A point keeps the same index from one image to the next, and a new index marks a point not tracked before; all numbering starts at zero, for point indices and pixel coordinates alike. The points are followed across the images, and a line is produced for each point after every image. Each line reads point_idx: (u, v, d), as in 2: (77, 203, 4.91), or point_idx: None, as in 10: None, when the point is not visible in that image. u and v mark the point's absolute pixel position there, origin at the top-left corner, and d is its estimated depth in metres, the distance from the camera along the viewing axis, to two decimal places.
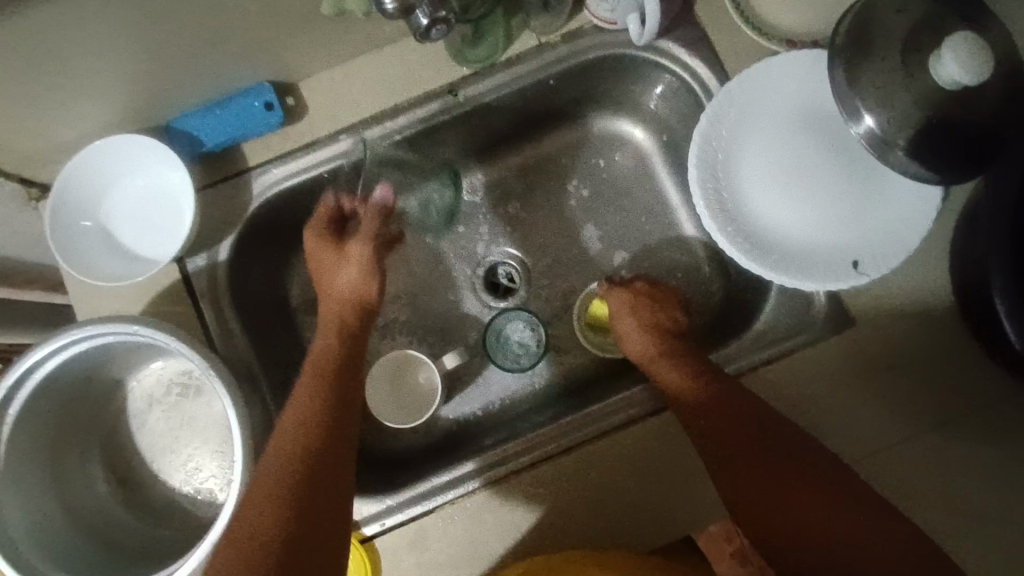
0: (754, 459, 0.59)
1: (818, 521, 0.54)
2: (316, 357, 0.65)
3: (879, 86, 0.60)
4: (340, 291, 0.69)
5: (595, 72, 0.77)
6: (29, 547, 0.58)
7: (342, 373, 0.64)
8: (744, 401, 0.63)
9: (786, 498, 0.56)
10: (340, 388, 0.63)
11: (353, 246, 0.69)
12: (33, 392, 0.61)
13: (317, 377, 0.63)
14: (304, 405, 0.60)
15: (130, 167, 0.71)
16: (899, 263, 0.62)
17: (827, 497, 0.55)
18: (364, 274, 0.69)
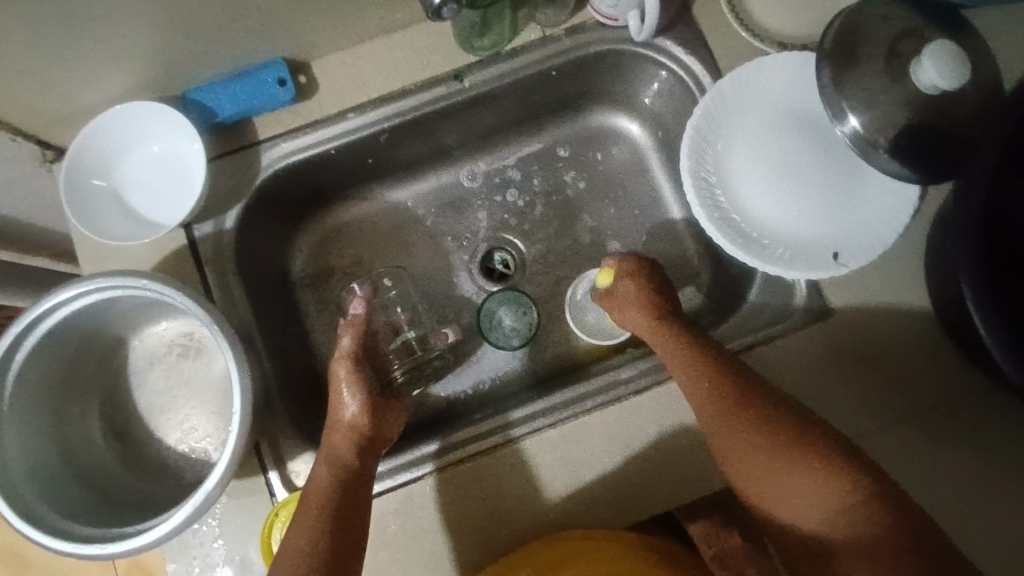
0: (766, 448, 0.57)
1: (812, 495, 0.54)
2: (312, 487, 0.63)
3: (864, 86, 0.63)
4: (340, 425, 0.67)
5: (595, 67, 0.81)
6: (30, 489, 0.60)
7: (345, 498, 0.62)
8: (746, 378, 0.62)
9: (788, 471, 0.56)
10: (344, 507, 0.61)
11: (339, 365, 0.70)
12: (39, 342, 0.63)
13: (315, 504, 0.61)
14: (303, 536, 0.59)
15: (148, 135, 0.74)
16: (876, 256, 0.66)
17: (812, 463, 0.55)
18: (355, 398, 0.68)
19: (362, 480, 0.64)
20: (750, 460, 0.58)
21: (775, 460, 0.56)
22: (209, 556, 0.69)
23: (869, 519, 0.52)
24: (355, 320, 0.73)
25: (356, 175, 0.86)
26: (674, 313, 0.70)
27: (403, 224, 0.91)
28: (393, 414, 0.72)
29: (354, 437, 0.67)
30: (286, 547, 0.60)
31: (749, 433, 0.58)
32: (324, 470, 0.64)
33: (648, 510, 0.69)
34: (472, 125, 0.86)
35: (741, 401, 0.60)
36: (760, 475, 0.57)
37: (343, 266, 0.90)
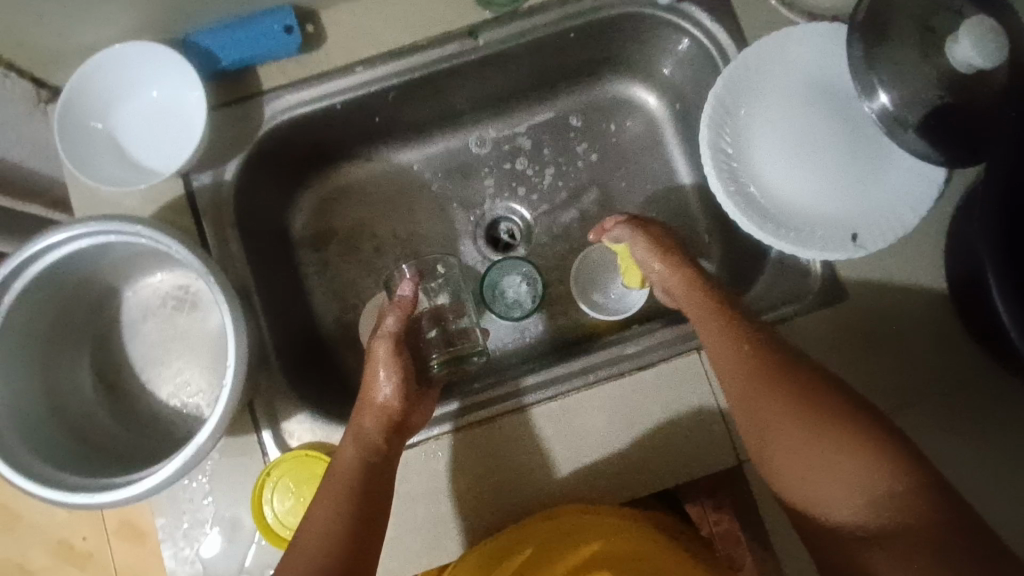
0: (800, 425, 0.53)
1: (854, 481, 0.50)
2: (338, 466, 0.61)
3: (895, 61, 0.61)
4: (371, 406, 0.64)
5: (615, 30, 0.78)
6: (15, 435, 0.59)
7: (371, 481, 0.60)
8: (788, 353, 0.57)
9: (824, 453, 0.51)
10: (367, 491, 0.60)
11: (379, 344, 0.67)
12: (29, 285, 0.61)
13: (338, 484, 0.59)
14: (326, 517, 0.58)
15: (148, 79, 0.71)
16: (896, 239, 0.64)
17: (850, 445, 0.51)
18: (391, 382, 0.65)
19: (387, 466, 0.62)
20: (787, 434, 0.53)
21: (816, 437, 0.52)
22: (198, 513, 0.68)
23: (905, 504, 0.48)
24: (404, 302, 0.69)
25: (361, 133, 0.84)
26: (701, 272, 0.66)
27: (408, 188, 0.89)
28: (424, 405, 0.69)
29: (383, 421, 0.64)
30: (307, 526, 0.58)
31: (790, 405, 0.54)
32: (351, 450, 0.61)
33: (644, 487, 0.68)
34: (484, 88, 0.83)
35: (782, 371, 0.56)
36: (795, 452, 0.53)
37: (346, 227, 0.87)
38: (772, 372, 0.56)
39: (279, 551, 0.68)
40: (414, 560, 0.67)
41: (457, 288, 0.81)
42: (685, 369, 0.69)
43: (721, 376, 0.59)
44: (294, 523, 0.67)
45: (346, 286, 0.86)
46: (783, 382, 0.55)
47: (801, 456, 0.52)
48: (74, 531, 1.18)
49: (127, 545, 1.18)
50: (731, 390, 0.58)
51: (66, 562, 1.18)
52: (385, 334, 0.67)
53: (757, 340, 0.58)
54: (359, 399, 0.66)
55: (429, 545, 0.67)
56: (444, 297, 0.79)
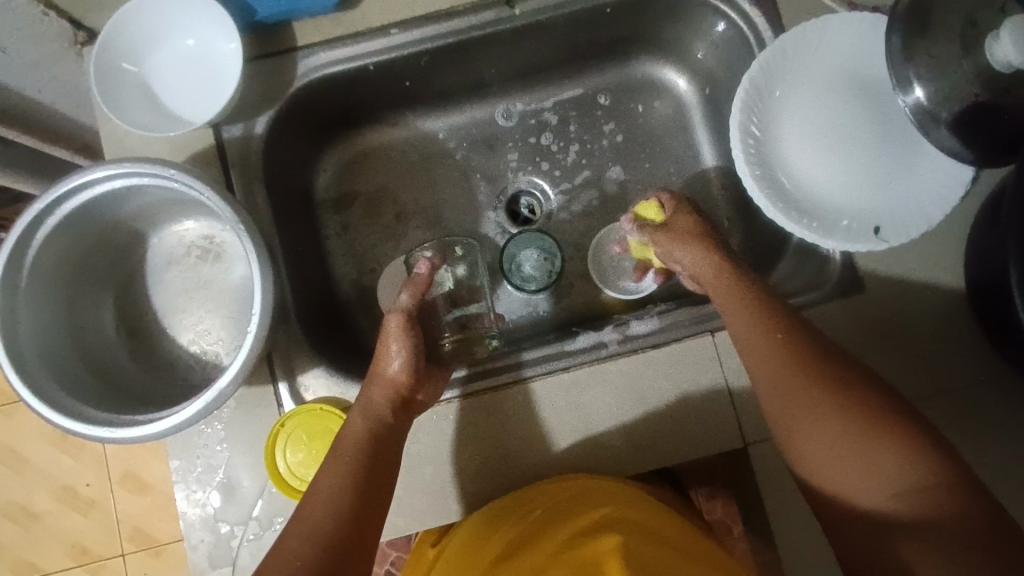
0: (823, 414, 0.53)
1: (880, 469, 0.50)
2: (344, 437, 0.61)
3: (934, 55, 0.60)
4: (381, 379, 0.64)
5: (652, 8, 0.78)
6: (41, 368, 0.60)
7: (377, 454, 0.60)
8: (813, 341, 0.58)
9: (847, 444, 0.52)
10: (374, 464, 0.60)
11: (392, 318, 0.67)
12: (62, 221, 0.62)
13: (347, 454, 0.59)
14: (332, 486, 0.57)
15: (186, 27, 0.71)
16: (921, 233, 0.64)
17: (874, 434, 0.51)
18: (401, 355, 0.65)
19: (394, 440, 0.62)
20: (813, 419, 0.54)
21: (836, 420, 0.53)
22: (212, 459, 0.70)
23: (925, 497, 0.48)
24: (420, 278, 0.69)
25: (390, 97, 0.84)
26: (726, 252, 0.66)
27: (433, 156, 0.89)
28: (435, 382, 0.68)
29: (392, 394, 0.64)
30: (312, 494, 0.57)
31: (818, 392, 0.54)
32: (359, 421, 0.62)
33: (646, 463, 0.69)
34: (516, 59, 0.83)
35: (811, 359, 0.56)
36: (821, 439, 0.53)
37: (368, 191, 0.88)
38: (801, 359, 0.56)
39: (288, 501, 0.69)
40: (419, 518, 0.68)
41: (473, 263, 0.83)
42: (698, 349, 0.70)
43: (748, 359, 0.59)
44: (304, 475, 0.68)
45: (365, 249, 0.87)
46: (813, 369, 0.55)
47: (829, 447, 0.52)
48: (78, 478, 1.21)
49: (130, 495, 1.21)
50: (758, 376, 0.58)
51: (70, 508, 1.20)
52: (399, 309, 0.67)
53: (787, 327, 0.59)
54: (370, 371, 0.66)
55: (435, 504, 0.68)
56: (460, 274, 0.80)
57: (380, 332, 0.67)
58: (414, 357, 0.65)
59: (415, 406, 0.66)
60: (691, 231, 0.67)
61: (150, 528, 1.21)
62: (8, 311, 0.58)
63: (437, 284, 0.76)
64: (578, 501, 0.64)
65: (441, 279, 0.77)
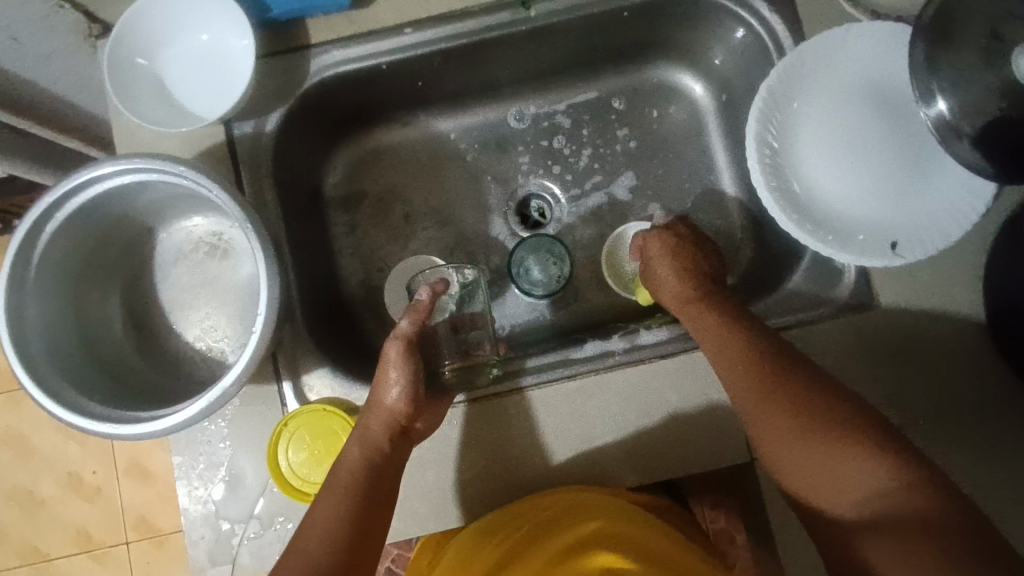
0: (799, 428, 0.54)
1: (852, 477, 0.51)
2: (340, 467, 0.61)
3: (958, 67, 0.59)
4: (380, 407, 0.63)
5: (670, 12, 0.76)
6: (47, 361, 0.60)
7: (374, 484, 0.60)
8: (790, 355, 0.59)
9: (821, 457, 0.52)
10: (371, 493, 0.60)
11: (391, 345, 0.65)
12: (71, 215, 0.62)
13: (343, 484, 0.60)
14: (328, 518, 0.57)
15: (199, 23, 0.71)
16: (938, 250, 0.62)
17: (847, 444, 0.52)
18: (400, 383, 0.63)
19: (392, 470, 0.62)
20: (787, 432, 0.54)
21: (810, 433, 0.53)
22: (214, 456, 0.70)
23: (898, 500, 0.49)
24: (421, 305, 0.69)
25: (402, 97, 0.83)
26: (714, 288, 0.67)
27: (444, 157, 0.89)
28: (435, 410, 0.67)
29: (390, 424, 0.62)
30: (307, 525, 0.58)
31: (790, 403, 0.55)
32: (356, 451, 0.61)
33: (651, 475, 0.68)
34: (529, 62, 0.82)
35: (783, 370, 0.57)
36: (795, 452, 0.53)
37: (378, 191, 0.88)
38: (773, 372, 0.57)
39: (289, 501, 0.69)
40: (419, 522, 0.68)
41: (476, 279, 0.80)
42: (706, 361, 0.69)
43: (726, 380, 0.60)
44: (306, 475, 0.68)
45: (374, 249, 0.86)
46: (784, 381, 0.56)
47: (805, 460, 0.53)
48: (84, 465, 1.21)
49: (135, 484, 1.22)
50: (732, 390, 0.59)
51: (75, 495, 1.21)
52: (398, 336, 0.66)
53: (760, 340, 0.59)
54: (367, 397, 0.65)
55: (436, 509, 0.68)
56: (467, 280, 0.80)
57: (379, 360, 0.66)
58: (415, 388, 0.64)
59: (413, 436, 0.65)
60: (673, 252, 0.70)
61: (153, 518, 1.22)
62: (16, 303, 0.59)
63: (438, 311, 0.74)
64: (572, 509, 0.65)
65: (444, 305, 0.75)
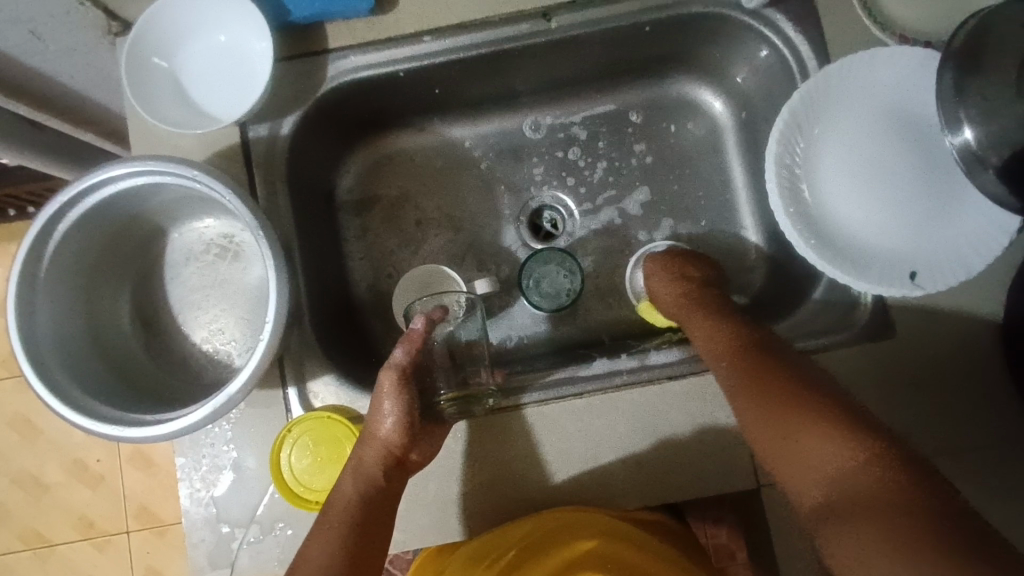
0: (779, 414, 0.54)
1: (815, 458, 0.51)
2: (336, 500, 0.62)
3: (989, 97, 0.57)
4: (374, 438, 0.63)
5: (692, 29, 0.75)
6: (56, 359, 0.60)
7: (368, 515, 0.61)
8: (785, 357, 0.59)
9: (798, 439, 0.52)
10: (367, 525, 0.61)
11: (384, 375, 0.66)
12: (84, 215, 0.62)
13: (338, 520, 0.60)
14: (323, 550, 0.59)
15: (218, 23, 0.71)
16: (959, 281, 0.61)
17: (821, 427, 0.52)
18: (393, 413, 0.64)
19: (387, 501, 0.63)
20: (758, 422, 0.56)
21: (789, 417, 0.54)
22: (218, 458, 0.69)
23: (868, 477, 0.48)
24: (414, 335, 0.68)
25: (418, 104, 0.83)
26: (720, 304, 0.68)
27: (457, 164, 0.88)
28: (432, 440, 0.67)
29: (383, 455, 0.63)
30: (303, 558, 0.59)
31: (763, 391, 0.56)
32: (349, 483, 0.62)
33: (657, 496, 0.67)
34: (548, 72, 0.81)
35: (762, 361, 0.59)
36: (767, 439, 0.55)
37: (391, 196, 0.87)
38: (751, 365, 0.59)
39: (290, 507, 0.69)
40: (420, 534, 0.67)
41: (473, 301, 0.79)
42: (715, 385, 0.68)
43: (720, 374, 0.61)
44: (308, 481, 0.68)
45: (384, 255, 0.86)
46: (758, 371, 0.58)
47: (783, 443, 0.53)
48: (88, 453, 1.22)
49: (138, 473, 1.22)
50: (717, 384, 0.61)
51: (79, 482, 1.22)
52: (392, 366, 0.66)
53: (744, 338, 0.62)
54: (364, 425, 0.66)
55: (438, 521, 0.67)
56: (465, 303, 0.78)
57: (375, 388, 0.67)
58: (407, 418, 0.64)
59: (410, 467, 0.65)
60: (676, 277, 0.73)
61: (156, 508, 1.22)
62: (27, 301, 0.59)
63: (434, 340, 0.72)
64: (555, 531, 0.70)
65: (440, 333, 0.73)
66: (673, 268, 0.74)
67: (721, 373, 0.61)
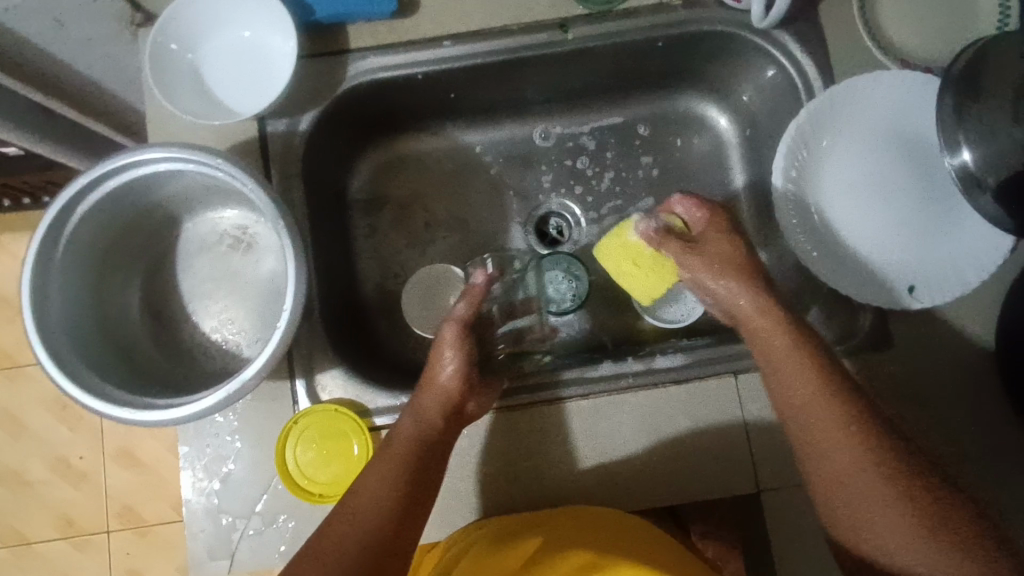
0: (872, 480, 0.53)
1: (913, 542, 0.50)
2: (395, 438, 0.62)
3: (987, 122, 0.59)
4: (435, 385, 0.64)
5: (703, 46, 0.78)
6: (67, 340, 0.60)
7: (425, 459, 0.61)
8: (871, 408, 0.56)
9: (896, 517, 0.51)
10: (423, 468, 0.60)
11: (448, 326, 0.67)
12: (103, 199, 0.62)
13: (396, 459, 0.60)
14: (380, 487, 0.58)
15: (242, 19, 0.72)
16: (956, 297, 0.64)
17: (925, 512, 0.51)
18: (454, 362, 0.65)
19: (441, 448, 0.62)
20: (849, 485, 0.54)
21: (891, 493, 0.52)
22: (221, 448, 0.69)
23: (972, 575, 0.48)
24: (475, 289, 0.69)
25: (433, 107, 0.85)
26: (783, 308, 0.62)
27: (468, 169, 0.90)
28: (487, 393, 0.67)
29: (443, 400, 0.63)
30: (354, 493, 0.58)
31: (886, 482, 0.52)
32: (409, 426, 0.62)
33: (656, 499, 0.68)
34: (561, 82, 0.84)
35: (879, 444, 0.54)
36: (884, 529, 0.52)
37: (401, 197, 0.89)
38: (870, 451, 0.54)
39: (293, 499, 0.69)
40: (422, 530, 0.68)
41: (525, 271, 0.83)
42: (718, 390, 0.69)
43: (799, 414, 0.57)
44: (312, 474, 0.68)
45: (392, 254, 0.87)
46: (879, 458, 0.53)
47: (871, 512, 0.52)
48: (73, 449, 1.20)
49: (123, 471, 1.20)
50: (819, 460, 0.56)
51: (61, 479, 1.20)
52: (455, 319, 0.67)
53: (854, 408, 0.55)
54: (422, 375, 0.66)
55: (440, 518, 0.68)
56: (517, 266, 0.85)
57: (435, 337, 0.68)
58: (467, 367, 0.65)
59: (467, 418, 0.66)
60: (729, 253, 0.67)
61: (138, 508, 1.20)
62: (42, 281, 0.59)
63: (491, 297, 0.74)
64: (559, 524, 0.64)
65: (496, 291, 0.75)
66: (723, 245, 0.67)
67: (801, 414, 0.57)
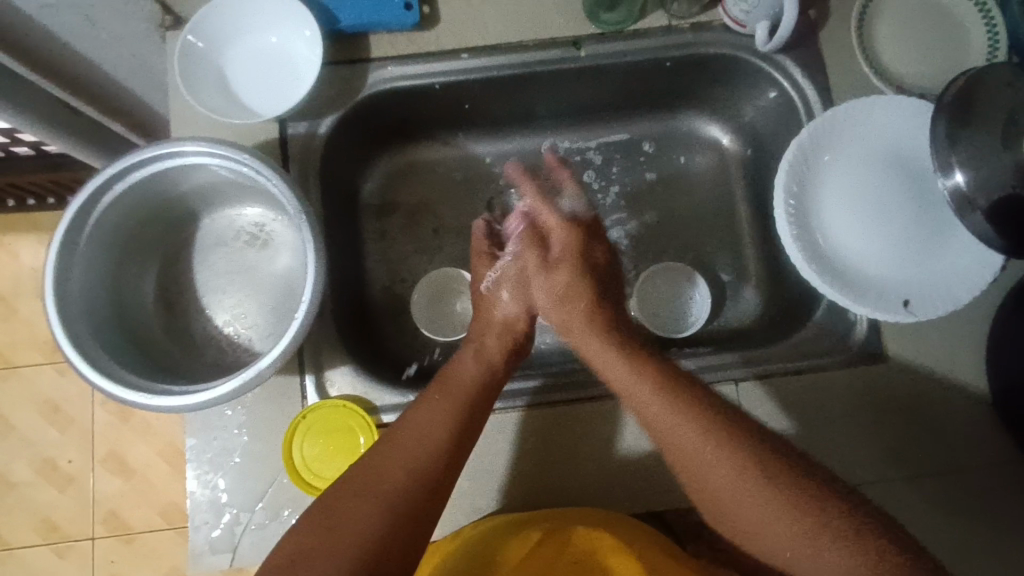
0: (724, 476, 0.55)
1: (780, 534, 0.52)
2: (452, 374, 0.66)
3: (978, 145, 0.62)
4: (496, 320, 0.74)
5: (707, 67, 0.82)
6: (85, 324, 0.61)
7: (483, 396, 0.65)
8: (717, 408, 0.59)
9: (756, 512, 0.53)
10: (479, 400, 0.64)
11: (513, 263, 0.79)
12: (128, 188, 0.64)
13: (454, 393, 0.63)
14: (440, 417, 0.61)
15: (269, 25, 0.75)
16: (948, 312, 0.66)
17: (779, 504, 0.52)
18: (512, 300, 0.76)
19: (495, 385, 0.67)
20: (713, 486, 0.56)
21: (747, 487, 0.54)
22: (228, 442, 0.70)
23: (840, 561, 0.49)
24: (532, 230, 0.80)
25: (447, 117, 0.87)
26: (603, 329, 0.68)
27: (477, 178, 0.92)
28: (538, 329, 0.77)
29: (504, 334, 0.73)
30: (406, 426, 0.60)
31: (758, 499, 0.53)
32: (469, 364, 0.67)
33: (656, 503, 0.69)
34: (571, 98, 0.87)
35: (742, 447, 0.55)
36: (767, 535, 0.52)
37: (412, 203, 0.91)
38: (733, 462, 0.54)
39: (297, 493, 0.69)
40: None
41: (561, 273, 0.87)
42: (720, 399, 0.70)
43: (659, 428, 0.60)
44: (317, 469, 0.68)
45: (400, 259, 0.89)
46: (742, 468, 0.54)
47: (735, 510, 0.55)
48: (61, 452, 1.19)
49: (110, 475, 1.19)
50: (698, 483, 0.57)
51: (47, 481, 1.19)
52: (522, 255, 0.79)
53: (714, 427, 0.57)
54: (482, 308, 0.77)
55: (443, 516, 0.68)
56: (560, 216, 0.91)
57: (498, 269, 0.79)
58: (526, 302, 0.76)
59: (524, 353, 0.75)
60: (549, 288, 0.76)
61: (124, 513, 1.19)
62: (64, 265, 0.60)
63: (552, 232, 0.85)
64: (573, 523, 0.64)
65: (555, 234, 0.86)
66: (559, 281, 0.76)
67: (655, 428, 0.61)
